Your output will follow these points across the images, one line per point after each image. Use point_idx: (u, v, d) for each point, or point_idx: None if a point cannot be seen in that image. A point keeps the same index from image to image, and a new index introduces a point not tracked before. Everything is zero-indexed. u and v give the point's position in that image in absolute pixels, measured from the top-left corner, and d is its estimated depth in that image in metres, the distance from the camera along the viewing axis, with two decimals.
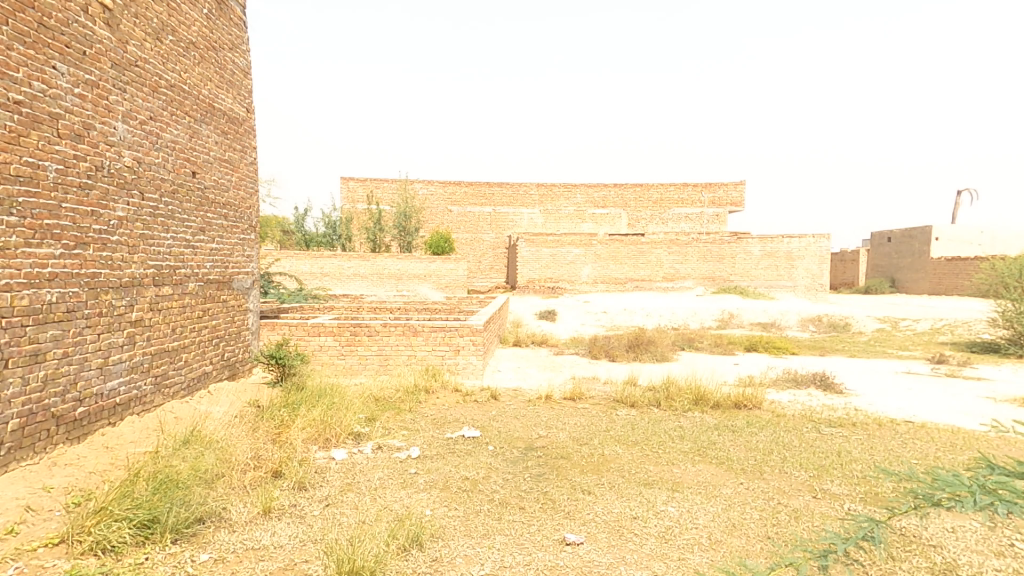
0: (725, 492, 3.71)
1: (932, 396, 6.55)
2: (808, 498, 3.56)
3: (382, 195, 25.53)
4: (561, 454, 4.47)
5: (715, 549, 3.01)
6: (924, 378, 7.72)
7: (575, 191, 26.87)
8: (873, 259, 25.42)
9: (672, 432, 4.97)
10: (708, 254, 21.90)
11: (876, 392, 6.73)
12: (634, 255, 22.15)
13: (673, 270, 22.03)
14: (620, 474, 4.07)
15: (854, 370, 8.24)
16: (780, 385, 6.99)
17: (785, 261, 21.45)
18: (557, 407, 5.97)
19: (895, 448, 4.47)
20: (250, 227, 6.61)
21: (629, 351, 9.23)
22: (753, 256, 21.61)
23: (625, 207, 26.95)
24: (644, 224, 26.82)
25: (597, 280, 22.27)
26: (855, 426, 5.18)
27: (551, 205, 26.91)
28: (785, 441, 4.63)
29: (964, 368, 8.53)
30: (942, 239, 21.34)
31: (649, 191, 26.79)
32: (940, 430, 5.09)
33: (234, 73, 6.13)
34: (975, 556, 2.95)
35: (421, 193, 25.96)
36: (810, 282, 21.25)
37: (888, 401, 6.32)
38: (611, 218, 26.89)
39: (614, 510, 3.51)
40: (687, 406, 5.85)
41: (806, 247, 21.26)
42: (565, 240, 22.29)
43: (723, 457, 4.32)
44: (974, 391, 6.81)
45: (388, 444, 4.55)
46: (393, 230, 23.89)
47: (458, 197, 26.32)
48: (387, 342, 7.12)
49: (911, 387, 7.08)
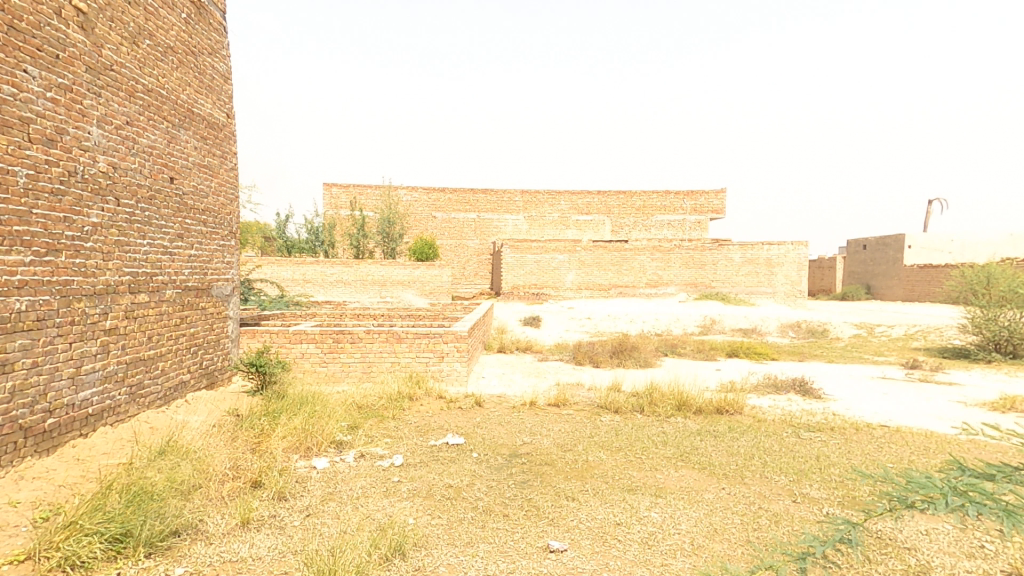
0: (707, 498, 3.74)
1: (905, 401, 6.70)
2: (788, 503, 3.60)
3: (365, 201, 25.42)
4: (545, 461, 4.46)
5: (697, 554, 3.03)
6: (898, 382, 7.89)
7: (560, 198, 26.99)
8: (848, 265, 25.93)
9: (656, 437, 5.03)
10: (690, 261, 22.14)
11: (852, 397, 6.84)
12: (618, 262, 22.31)
13: (656, 276, 22.26)
14: (604, 480, 4.07)
15: (831, 375, 8.38)
16: (760, 390, 7.09)
17: (765, 267, 21.77)
18: (541, 413, 5.96)
19: (871, 452, 4.55)
20: (230, 233, 6.52)
21: (614, 357, 9.27)
22: (735, 262, 21.88)
23: (609, 213, 27.13)
24: (627, 231, 27.05)
25: (581, 287, 22.35)
26: (833, 430, 5.26)
27: (535, 212, 27.00)
28: (766, 446, 4.68)
29: (936, 373, 8.74)
30: (914, 247, 21.95)
31: (632, 198, 27.01)
32: (913, 433, 5.21)
33: (213, 78, 6.06)
34: (947, 557, 3.02)
35: (405, 199, 25.87)
36: (789, 288, 21.62)
37: (864, 405, 6.42)
38: (595, 224, 27.07)
39: (597, 516, 3.52)
40: (669, 411, 5.89)
41: (786, 254, 21.64)
42: (550, 246, 22.36)
43: (705, 462, 4.35)
44: (946, 396, 6.97)
45: (371, 452, 4.51)
46: (376, 236, 23.72)
47: (442, 203, 26.29)
48: (370, 349, 7.06)
49: (885, 391, 7.25)
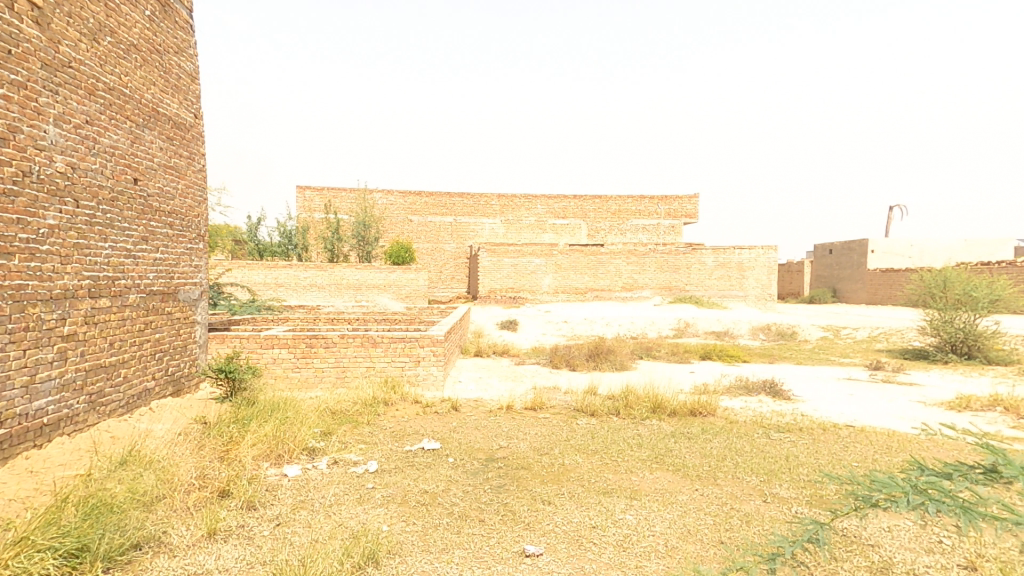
0: (681, 499, 3.78)
1: (870, 401, 6.88)
2: (758, 502, 3.65)
3: (340, 204, 25.18)
4: (522, 465, 4.45)
5: (671, 556, 3.09)
6: (862, 383, 8.14)
7: (536, 202, 27.11)
8: (816, 270, 26.74)
9: (631, 439, 5.08)
10: (664, 264, 22.44)
11: (820, 398, 7.00)
12: (594, 266, 22.49)
13: (632, 280, 22.49)
14: (580, 483, 4.09)
15: (798, 376, 8.65)
16: (732, 392, 7.21)
17: (736, 271, 22.19)
18: (518, 417, 5.95)
19: (838, 452, 4.65)
20: (198, 236, 6.37)
21: (590, 360, 9.33)
22: (708, 266, 22.29)
23: (585, 218, 27.37)
24: (604, 235, 27.34)
25: (557, 290, 22.46)
26: (802, 430, 5.37)
27: (512, 215, 27.08)
28: (738, 447, 4.76)
29: (897, 373, 9.03)
30: (878, 252, 22.74)
31: (608, 203, 27.28)
32: (876, 433, 5.36)
33: (180, 78, 5.93)
34: (909, 553, 3.10)
35: (380, 202, 25.70)
36: (760, 291, 22.08)
37: (831, 406, 6.57)
38: (571, 228, 27.28)
39: (574, 519, 3.54)
40: (645, 414, 5.95)
41: (756, 259, 22.09)
42: (527, 250, 22.40)
43: (679, 464, 4.40)
44: (907, 396, 7.21)
45: (344, 458, 4.43)
46: (352, 240, 23.40)
47: (418, 207, 26.15)
48: (345, 354, 6.97)
49: (852, 392, 7.45)
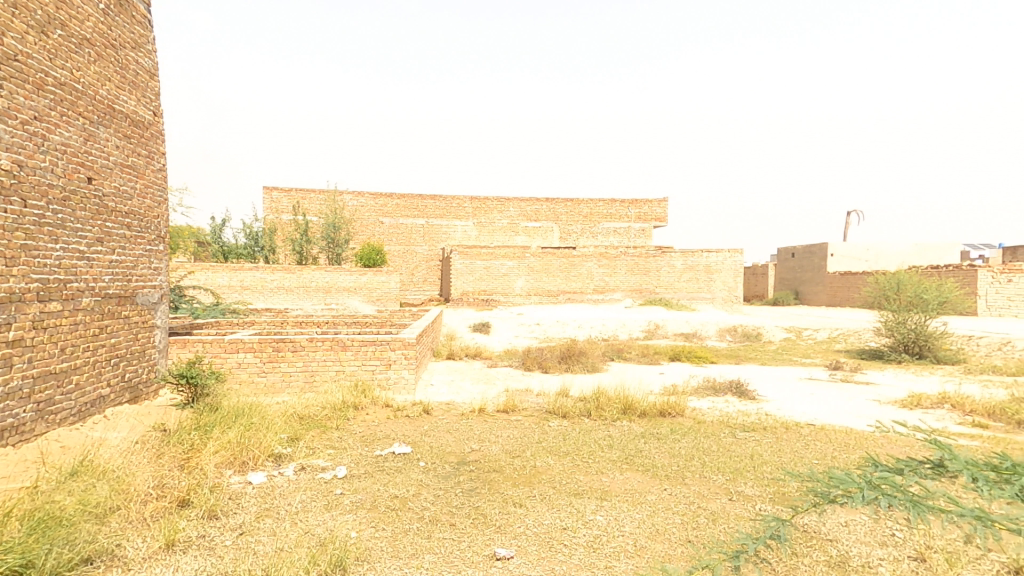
0: (650, 499, 3.83)
1: (830, 400, 7.12)
2: (724, 501, 3.72)
3: (309, 206, 24.85)
4: (494, 468, 4.44)
5: (639, 555, 3.12)
6: (822, 383, 8.42)
7: (509, 205, 27.31)
8: (779, 273, 27.59)
9: (602, 440, 5.12)
10: (635, 267, 22.80)
11: (782, 398, 7.21)
12: (567, 269, 22.68)
13: (603, 282, 22.78)
14: (552, 485, 4.10)
15: (763, 376, 8.91)
16: (700, 392, 7.35)
17: (705, 274, 22.70)
18: (490, 420, 5.94)
19: (799, 450, 4.79)
20: (158, 237, 6.17)
21: (562, 361, 9.39)
22: (678, 269, 22.75)
23: (557, 221, 27.67)
24: (575, 237, 27.66)
25: (529, 292, 22.62)
26: (765, 429, 5.51)
27: (484, 218, 27.14)
28: (705, 447, 4.85)
29: (855, 373, 9.38)
30: (837, 255, 23.51)
31: (579, 206, 27.68)
32: (834, 430, 5.55)
33: (138, 74, 5.74)
34: (863, 547, 3.22)
35: (351, 204, 25.39)
36: (727, 294, 22.66)
37: (793, 405, 6.77)
38: (544, 231, 27.52)
39: (544, 522, 3.54)
40: (616, 415, 6.01)
41: (724, 261, 22.65)
42: (499, 252, 22.44)
43: (648, 464, 4.46)
44: (864, 394, 7.49)
45: (312, 464, 4.35)
46: (321, 242, 23.05)
47: (390, 209, 25.95)
48: (314, 358, 6.86)
49: (813, 391, 7.69)
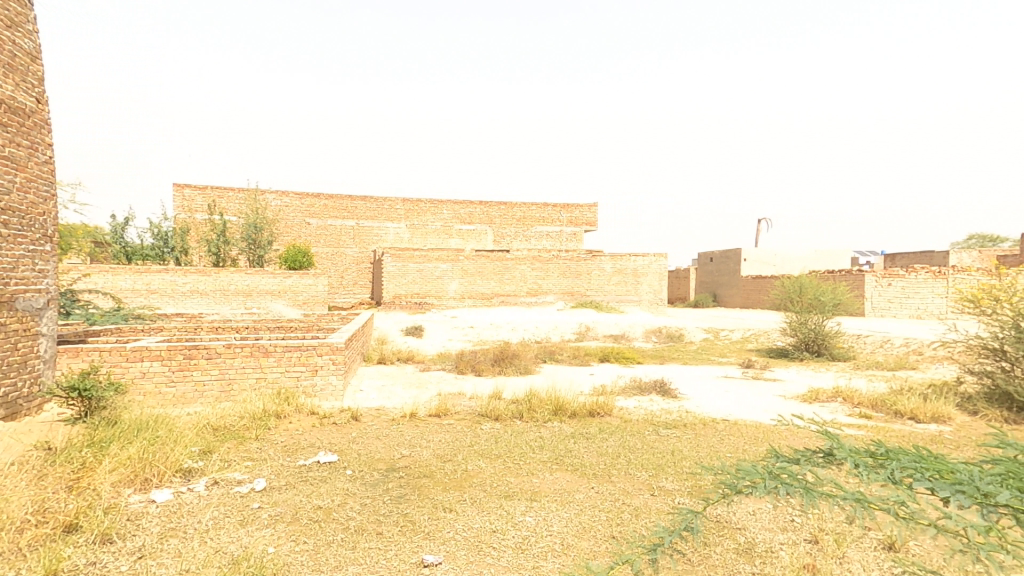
0: (577, 498, 3.91)
1: (742, 396, 7.63)
2: (647, 496, 3.88)
3: (228, 204, 23.97)
4: (425, 473, 4.39)
5: (566, 554, 3.18)
6: (737, 380, 9.04)
7: (442, 208, 28.00)
8: (700, 276, 29.31)
9: (535, 442, 5.20)
10: (566, 271, 23.65)
11: (701, 395, 7.64)
12: (499, 272, 23.12)
13: (537, 286, 23.54)
14: (482, 488, 4.11)
15: (687, 375, 9.40)
16: (627, 392, 7.63)
17: (632, 277, 24.06)
18: (421, 424, 5.87)
19: (715, 445, 5.07)
20: (44, 237, 5.89)
21: (495, 364, 9.46)
22: (607, 272, 23.94)
23: (491, 224, 28.64)
24: (508, 241, 28.84)
25: (464, 296, 22.77)
26: (686, 426, 5.79)
27: (417, 220, 27.66)
28: (631, 445, 5.03)
29: (765, 370, 10.16)
30: (750, 259, 25.41)
31: (512, 210, 28.93)
32: (745, 425, 5.94)
33: (18, 58, 5.43)
34: (768, 533, 3.50)
35: (274, 204, 24.65)
36: (652, 296, 24.17)
37: (711, 403, 7.18)
38: (478, 234, 28.48)
39: (474, 526, 3.53)
40: (547, 416, 6.12)
41: (649, 265, 24.14)
42: (433, 255, 22.34)
43: (577, 463, 4.56)
44: (772, 391, 8.11)
45: (226, 478, 4.12)
46: (240, 242, 21.93)
47: (316, 209, 25.56)
48: (231, 365, 6.58)
49: (728, 388, 8.23)
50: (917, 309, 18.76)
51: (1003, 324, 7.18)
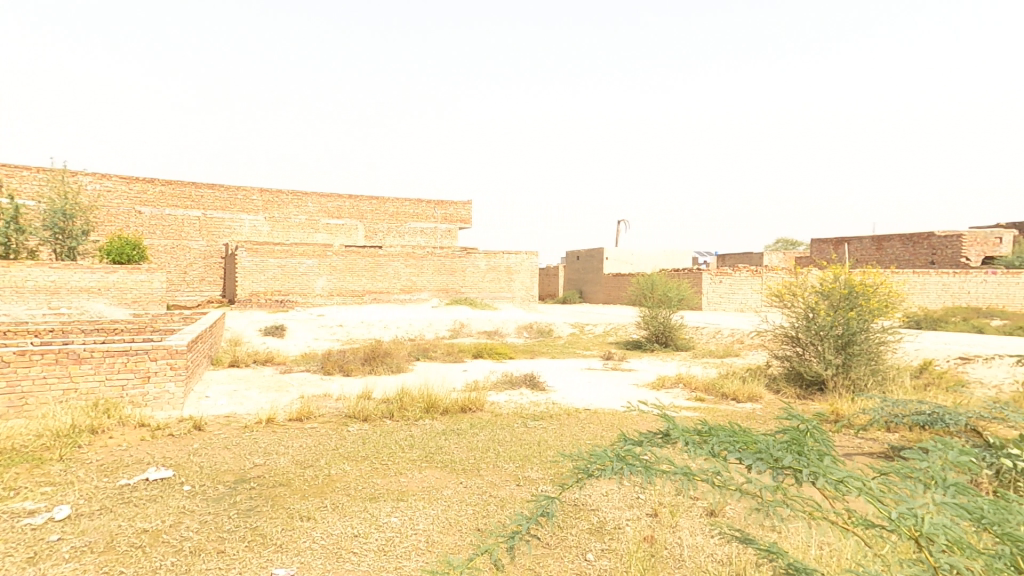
0: (445, 494, 3.94)
1: (602, 387, 8.37)
2: (512, 486, 4.02)
3: (21, 186, 22.35)
4: (280, 482, 4.16)
5: (430, 550, 3.18)
6: (598, 372, 9.88)
7: (306, 200, 29.25)
8: (569, 273, 32.12)
9: (404, 441, 5.17)
10: (440, 268, 25.64)
11: (567, 387, 8.23)
12: (350, 268, 23.80)
13: (410, 282, 24.99)
14: (346, 492, 3.97)
15: (555, 370, 9.98)
16: (498, 387, 7.94)
17: (506, 274, 26.96)
18: (282, 431, 5.63)
19: (576, 433, 5.49)
20: None
21: (366, 364, 9.38)
22: (481, 269, 26.50)
23: (361, 219, 30.98)
24: (381, 236, 31.65)
25: (331, 292, 23.29)
26: (552, 417, 6.19)
27: (278, 213, 28.50)
28: (500, 438, 5.25)
29: (622, 361, 11.34)
30: (613, 258, 28.50)
31: (385, 206, 31.67)
32: (605, 414, 6.59)
33: None
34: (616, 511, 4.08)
35: (90, 187, 23.27)
36: (525, 293, 27.46)
37: (575, 394, 7.75)
38: (346, 229, 30.43)
39: (334, 532, 3.39)
40: (418, 414, 6.16)
41: (522, 263, 27.25)
42: (297, 251, 22.70)
43: (446, 460, 4.62)
44: (629, 381, 9.05)
45: (13, 509, 3.54)
46: (41, 231, 19.29)
47: (149, 196, 24.74)
48: (27, 375, 5.91)
49: (591, 380, 8.98)
50: (742, 302, 21.63)
51: (798, 314, 8.70)
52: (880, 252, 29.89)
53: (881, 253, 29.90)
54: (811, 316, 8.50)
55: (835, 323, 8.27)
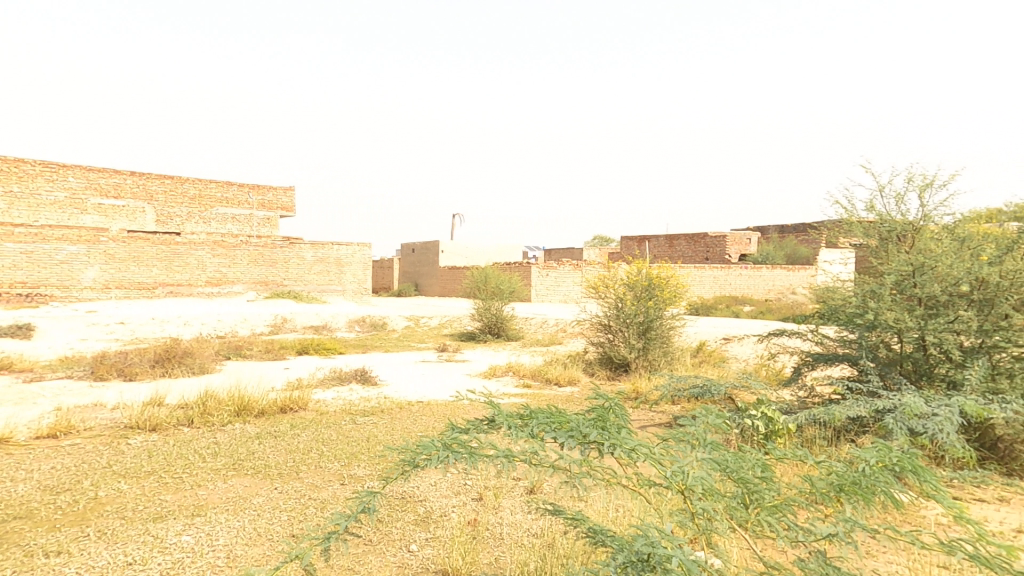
0: (257, 503, 3.68)
1: (435, 379, 9.54)
2: (339, 487, 3.90)
3: None
4: (15, 516, 3.68)
5: (229, 567, 2.92)
6: (432, 365, 11.16)
7: (69, 173, 26.64)
8: (405, 266, 36.47)
9: (207, 451, 5.06)
10: (257, 257, 27.12)
11: (401, 381, 9.22)
12: (136, 254, 23.94)
13: (219, 274, 25.99)
14: (117, 516, 3.59)
15: (388, 364, 11.26)
16: (326, 384, 8.60)
17: (335, 266, 29.25)
18: (61, 452, 5.32)
19: (406, 425, 6.24)
20: None
21: (156, 366, 9.87)
22: (306, 260, 28.35)
23: (151, 202, 29.12)
24: (180, 220, 30.15)
25: (109, 284, 23.38)
26: (383, 412, 6.91)
27: (24, 185, 25.47)
28: (324, 437, 5.45)
29: (457, 353, 12.84)
30: (450, 252, 33.89)
31: (185, 186, 30.24)
32: (440, 405, 7.41)
33: None
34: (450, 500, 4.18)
35: None
36: (357, 287, 29.96)
37: (407, 387, 8.72)
38: (133, 210, 28.31)
39: (99, 563, 2.95)
40: (228, 419, 6.39)
41: (353, 255, 29.71)
42: (55, 232, 22.41)
43: (260, 467, 4.49)
44: (463, 371, 10.40)
45: None
46: None
47: None
48: None
49: (425, 372, 10.18)
50: (564, 294, 26.20)
51: (611, 304, 10.74)
52: (671, 249, 36.12)
53: (671, 249, 36.20)
54: (621, 306, 10.60)
55: (638, 311, 10.45)
